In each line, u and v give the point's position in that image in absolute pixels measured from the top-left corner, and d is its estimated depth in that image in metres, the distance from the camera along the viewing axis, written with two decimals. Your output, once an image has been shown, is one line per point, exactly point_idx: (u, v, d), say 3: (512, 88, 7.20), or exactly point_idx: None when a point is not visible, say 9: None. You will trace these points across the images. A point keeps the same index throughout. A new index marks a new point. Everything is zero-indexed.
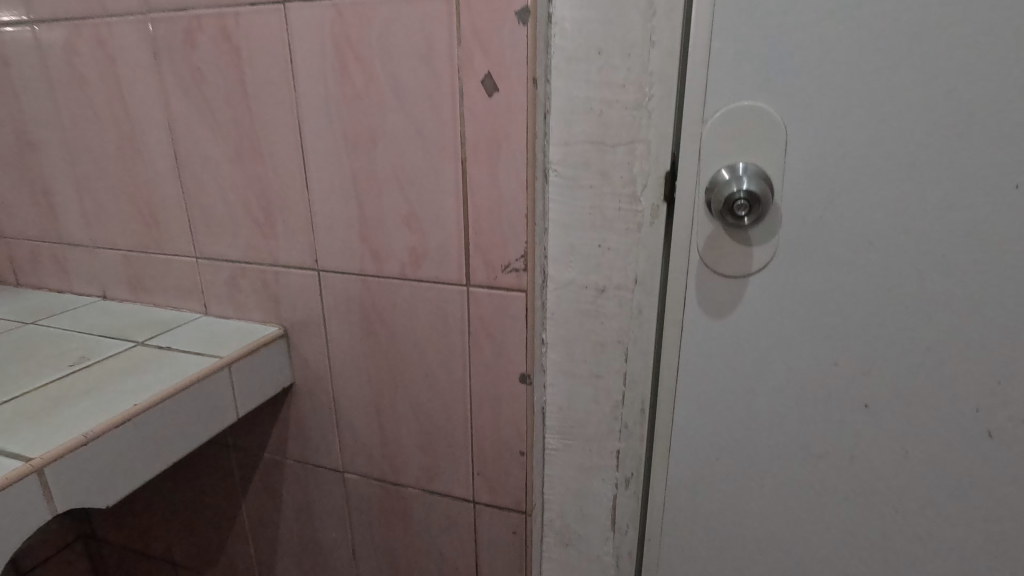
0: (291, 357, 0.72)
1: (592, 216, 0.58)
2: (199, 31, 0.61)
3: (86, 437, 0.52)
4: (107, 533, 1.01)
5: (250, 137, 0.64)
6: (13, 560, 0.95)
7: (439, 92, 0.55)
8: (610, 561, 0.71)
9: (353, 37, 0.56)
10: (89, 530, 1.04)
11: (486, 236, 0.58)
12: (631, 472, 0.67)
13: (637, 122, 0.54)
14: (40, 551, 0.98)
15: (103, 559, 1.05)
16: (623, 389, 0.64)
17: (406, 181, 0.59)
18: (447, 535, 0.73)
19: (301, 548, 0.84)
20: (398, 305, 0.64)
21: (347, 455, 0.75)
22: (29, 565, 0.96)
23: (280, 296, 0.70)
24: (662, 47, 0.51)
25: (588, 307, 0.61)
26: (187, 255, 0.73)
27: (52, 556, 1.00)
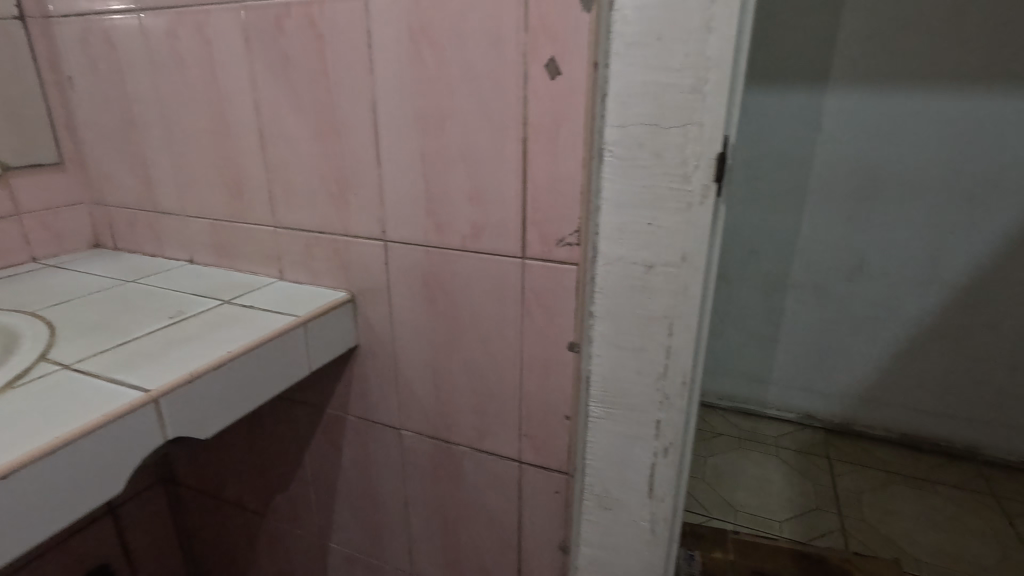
0: (356, 321, 0.78)
1: (644, 195, 0.62)
2: (287, 18, 0.67)
3: (190, 375, 0.56)
4: (188, 488, 1.08)
5: (328, 116, 0.69)
6: (111, 508, 1.02)
7: (507, 76, 0.58)
8: (646, 524, 0.76)
9: (428, 24, 0.60)
10: (173, 486, 1.10)
11: (542, 213, 0.62)
12: (670, 441, 0.71)
13: (692, 106, 0.57)
14: (133, 505, 1.06)
15: (185, 515, 1.12)
16: (666, 361, 0.68)
17: (472, 159, 0.63)
18: (494, 492, 0.79)
19: (358, 498, 0.91)
20: (458, 275, 0.69)
21: (404, 414, 0.81)
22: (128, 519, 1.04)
23: (349, 263, 0.76)
24: (719, 34, 0.55)
25: (637, 282, 0.66)
26: (266, 225, 0.80)
27: (142, 510, 1.07)
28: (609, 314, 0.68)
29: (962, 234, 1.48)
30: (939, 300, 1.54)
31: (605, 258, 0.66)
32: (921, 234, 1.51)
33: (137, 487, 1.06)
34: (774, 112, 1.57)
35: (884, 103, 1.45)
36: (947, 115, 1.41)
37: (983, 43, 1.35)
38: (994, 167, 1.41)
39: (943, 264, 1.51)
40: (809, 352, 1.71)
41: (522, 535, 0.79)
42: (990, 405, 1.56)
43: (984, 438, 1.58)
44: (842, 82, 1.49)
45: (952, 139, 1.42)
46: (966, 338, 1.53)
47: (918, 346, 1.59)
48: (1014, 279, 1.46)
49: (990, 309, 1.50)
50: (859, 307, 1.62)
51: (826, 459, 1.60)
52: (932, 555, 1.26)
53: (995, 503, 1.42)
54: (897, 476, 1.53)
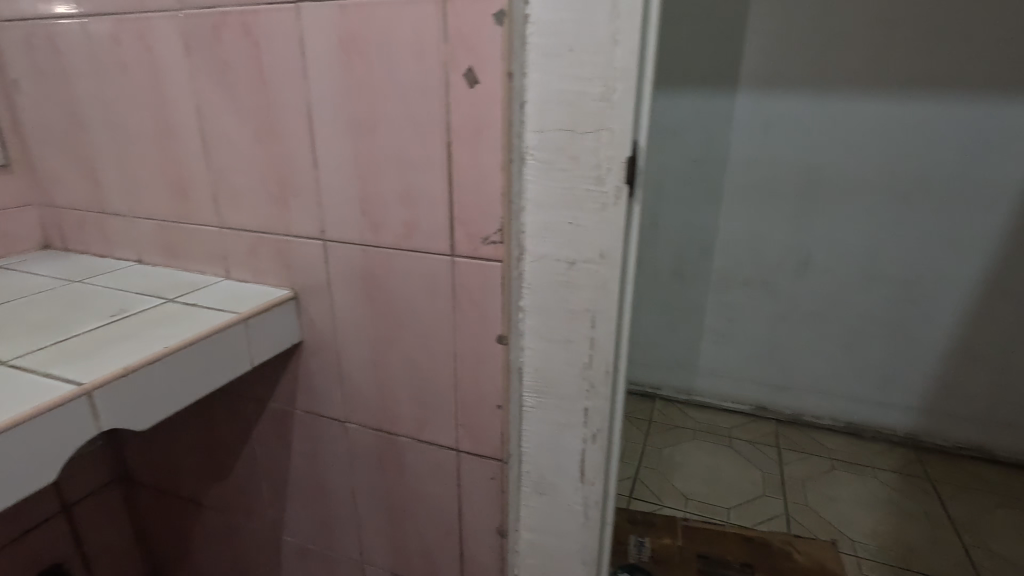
0: (300, 318, 0.81)
1: (564, 196, 0.66)
2: (225, 27, 0.70)
3: (126, 369, 0.59)
4: (143, 487, 1.10)
5: (267, 120, 0.72)
6: (66, 509, 1.03)
7: (429, 84, 0.62)
8: (579, 507, 0.80)
9: (356, 34, 0.63)
10: (129, 485, 1.11)
11: (468, 213, 0.66)
12: (598, 428, 0.75)
13: (603, 113, 0.62)
14: (89, 505, 1.06)
15: (142, 514, 1.13)
16: (591, 352, 0.72)
17: (401, 162, 0.67)
18: (436, 481, 0.82)
19: (308, 491, 0.93)
20: (393, 273, 0.72)
21: (349, 408, 0.84)
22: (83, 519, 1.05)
23: (292, 262, 0.79)
24: (624, 47, 0.59)
25: (561, 278, 0.70)
26: (211, 225, 0.82)
27: (98, 509, 1.08)
28: (537, 309, 0.72)
29: (899, 231, 1.55)
30: (879, 295, 1.61)
31: (531, 255, 0.70)
32: (862, 232, 1.58)
33: (91, 487, 1.07)
34: (722, 115, 1.63)
35: (824, 108, 1.53)
36: (882, 118, 1.49)
37: (912, 51, 1.43)
38: (926, 168, 1.49)
39: (882, 260, 1.59)
40: (760, 346, 1.78)
41: (463, 522, 0.83)
42: (926, 394, 1.64)
43: (922, 425, 1.67)
44: (786, 86, 1.55)
45: (887, 141, 1.50)
46: (904, 330, 1.62)
47: (860, 339, 1.66)
48: (946, 274, 1.54)
49: (926, 303, 1.58)
50: (806, 302, 1.69)
51: (776, 448, 1.67)
52: (866, 537, 1.35)
53: (928, 486, 1.51)
54: (841, 463, 1.61)
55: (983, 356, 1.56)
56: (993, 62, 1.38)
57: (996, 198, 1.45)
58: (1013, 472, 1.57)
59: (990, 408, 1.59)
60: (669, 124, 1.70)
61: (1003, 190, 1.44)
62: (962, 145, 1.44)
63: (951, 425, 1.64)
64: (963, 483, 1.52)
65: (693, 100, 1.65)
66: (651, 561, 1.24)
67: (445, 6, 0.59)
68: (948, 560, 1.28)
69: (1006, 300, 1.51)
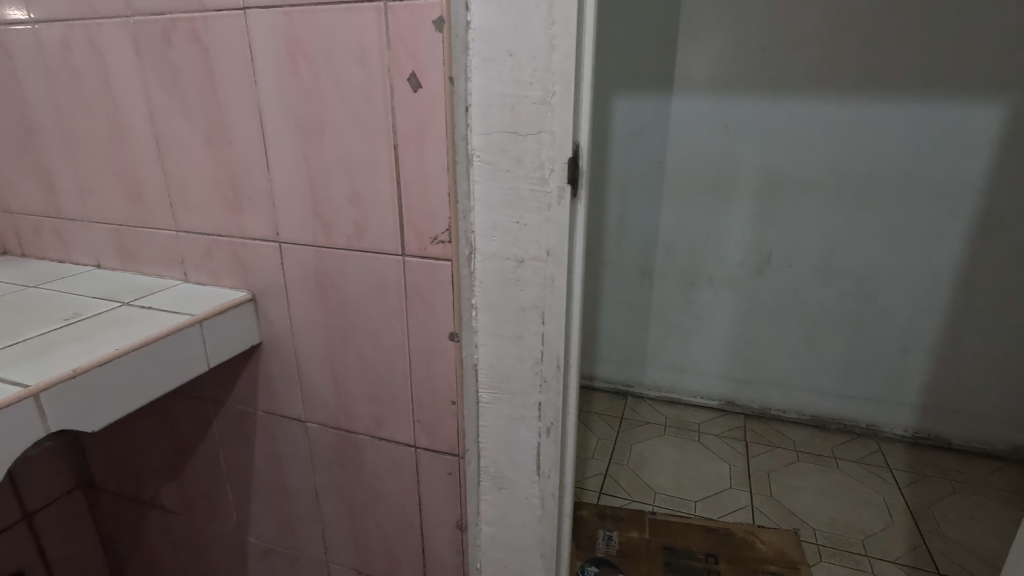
0: (257, 319, 0.82)
1: (510, 196, 0.68)
2: (174, 32, 0.71)
3: (73, 371, 0.60)
4: (110, 493, 1.09)
5: (219, 124, 0.73)
6: (28, 517, 1.02)
7: (374, 88, 0.64)
8: (537, 500, 0.82)
9: (302, 40, 0.65)
10: (96, 491, 1.11)
11: (416, 213, 0.68)
12: (550, 421, 0.77)
13: (543, 116, 0.64)
14: (52, 513, 1.05)
15: (109, 521, 1.12)
16: (541, 347, 0.74)
17: (350, 164, 0.68)
18: (395, 477, 0.84)
19: (272, 491, 0.94)
20: (347, 272, 0.74)
21: (308, 407, 0.85)
22: (46, 527, 1.04)
23: (248, 264, 0.80)
24: (561, 51, 0.61)
25: (511, 276, 0.72)
26: (167, 229, 0.83)
27: (62, 517, 1.07)
28: (487, 306, 0.74)
29: (855, 228, 1.60)
30: (838, 290, 1.66)
31: (480, 254, 0.71)
32: (821, 229, 1.63)
33: (55, 494, 1.06)
34: (683, 116, 1.67)
35: (782, 108, 1.57)
36: (836, 119, 1.54)
37: (863, 54, 1.48)
38: (879, 166, 1.54)
39: (840, 256, 1.64)
40: (727, 342, 1.82)
41: (424, 517, 0.84)
42: (885, 385, 1.70)
43: (882, 416, 1.73)
44: (744, 88, 1.59)
45: (841, 141, 1.55)
46: (863, 324, 1.67)
47: (822, 333, 1.71)
48: (901, 268, 1.59)
49: (883, 297, 1.63)
50: (769, 298, 1.74)
51: (742, 441, 1.71)
52: (827, 524, 1.39)
53: (887, 475, 1.57)
54: (805, 455, 1.65)
55: (938, 348, 1.62)
56: (939, 63, 1.43)
57: (946, 194, 1.51)
58: (969, 459, 1.63)
59: (947, 398, 1.64)
60: (634, 127, 1.73)
61: (952, 187, 1.50)
62: (912, 144, 1.50)
63: (910, 415, 1.70)
64: (921, 472, 1.57)
65: (656, 103, 1.69)
66: (618, 554, 1.27)
67: (385, 14, 0.61)
68: (904, 544, 1.32)
69: (959, 293, 1.56)
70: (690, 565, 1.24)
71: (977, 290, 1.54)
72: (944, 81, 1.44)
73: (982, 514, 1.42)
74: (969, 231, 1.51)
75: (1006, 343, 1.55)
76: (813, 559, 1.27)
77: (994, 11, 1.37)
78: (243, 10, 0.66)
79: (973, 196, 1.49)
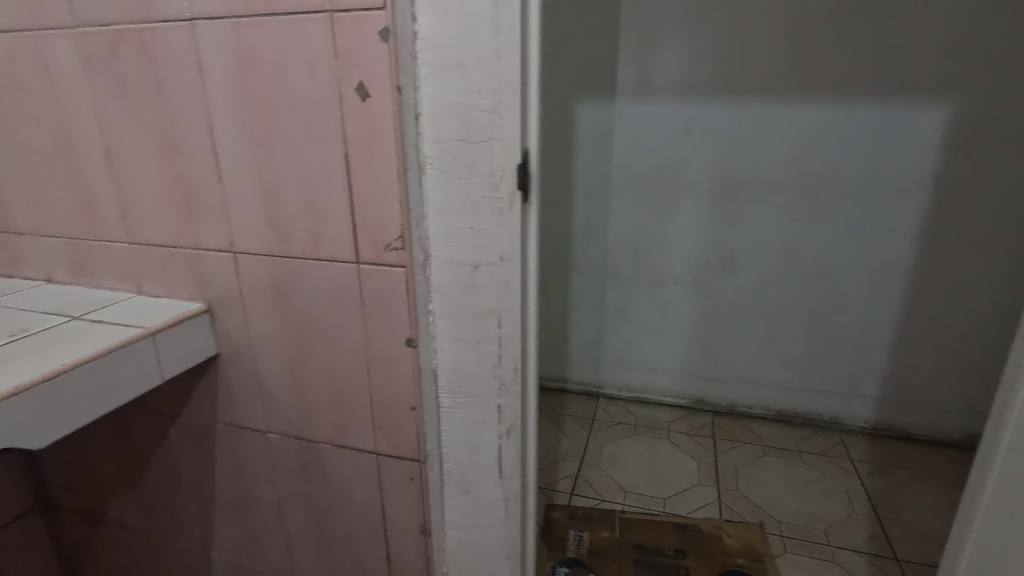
0: (214, 330, 0.81)
1: (462, 203, 0.69)
2: (122, 44, 0.70)
3: (17, 388, 0.59)
4: (68, 513, 1.06)
5: (170, 135, 0.73)
6: None
7: (324, 98, 0.64)
8: (501, 502, 0.83)
9: (250, 51, 0.65)
10: (53, 512, 1.08)
11: (369, 221, 0.68)
12: (511, 423, 0.78)
13: (493, 123, 0.65)
14: (8, 536, 1.02)
15: (68, 542, 1.10)
16: (499, 350, 0.75)
17: (303, 174, 0.69)
18: (357, 484, 0.84)
19: (235, 504, 0.93)
20: (303, 281, 0.74)
21: (269, 418, 0.84)
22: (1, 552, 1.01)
23: (203, 275, 0.79)
24: (507, 60, 0.62)
25: (467, 280, 0.72)
26: (121, 241, 0.82)
27: (18, 540, 1.04)
28: (445, 311, 0.74)
29: (812, 227, 1.65)
30: (799, 287, 1.71)
31: (436, 260, 0.72)
32: (781, 229, 1.68)
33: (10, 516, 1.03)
34: (645, 120, 1.70)
35: (739, 112, 1.62)
36: (791, 122, 1.59)
37: (815, 59, 1.53)
38: (833, 168, 1.59)
39: (800, 255, 1.69)
40: (695, 341, 1.85)
41: (387, 524, 0.85)
42: (846, 379, 1.75)
43: (844, 409, 1.78)
44: (704, 93, 1.63)
45: (797, 144, 1.60)
46: (823, 320, 1.72)
47: (784, 330, 1.76)
48: (858, 265, 1.65)
49: (841, 294, 1.68)
50: (734, 297, 1.78)
51: (711, 438, 1.75)
52: (792, 516, 1.42)
53: (849, 466, 1.61)
54: (771, 450, 1.69)
55: (895, 342, 1.67)
56: (887, 68, 1.49)
57: (896, 194, 1.57)
58: (926, 449, 1.69)
59: (904, 390, 1.70)
60: (599, 131, 1.76)
61: (902, 186, 1.56)
62: (863, 146, 1.56)
63: (870, 407, 1.75)
64: (881, 462, 1.63)
65: (619, 108, 1.72)
66: (589, 554, 1.28)
67: (333, 25, 0.61)
68: (865, 532, 1.36)
69: (912, 288, 1.62)
70: (660, 562, 1.26)
71: (929, 285, 1.61)
72: (891, 85, 1.49)
73: (938, 501, 1.47)
74: (920, 228, 1.57)
75: (957, 336, 1.62)
76: (778, 551, 1.31)
77: (937, 17, 1.42)
78: (190, 21, 0.66)
79: (922, 195, 1.55)
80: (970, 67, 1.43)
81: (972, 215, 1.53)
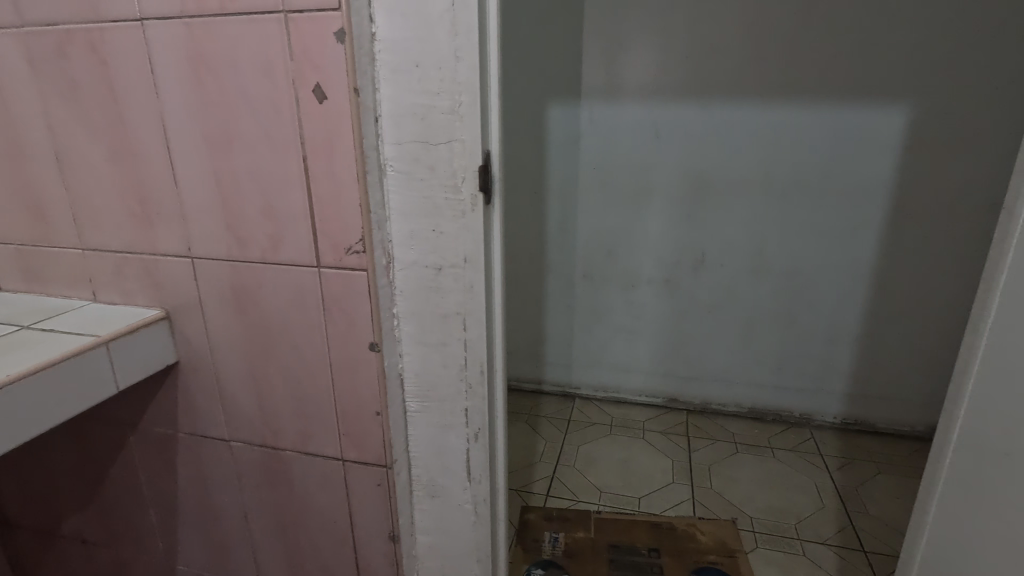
0: (173, 337, 0.79)
1: (424, 205, 0.68)
2: (70, 43, 0.68)
3: None
4: (25, 529, 1.03)
5: (123, 138, 0.71)
6: None
7: (281, 101, 0.64)
8: (470, 506, 0.82)
9: (203, 51, 0.64)
10: (9, 529, 1.04)
11: (330, 224, 0.67)
12: (478, 427, 0.78)
13: (453, 125, 0.64)
14: None
15: (25, 560, 1.06)
16: (465, 353, 0.74)
17: (260, 177, 0.68)
18: (323, 492, 0.82)
19: (199, 515, 0.91)
20: (263, 286, 0.73)
21: (231, 426, 0.83)
22: None
23: (161, 281, 0.77)
24: (465, 62, 0.62)
25: (431, 283, 0.71)
26: (74, 247, 0.79)
27: None
28: (410, 315, 0.73)
29: (780, 226, 1.68)
30: (768, 287, 1.74)
31: (400, 263, 0.71)
32: (750, 229, 1.71)
33: None
34: (616, 122, 1.72)
35: (707, 114, 1.64)
36: (758, 124, 1.62)
37: (779, 62, 1.57)
38: (799, 168, 1.62)
39: (769, 254, 1.71)
40: (668, 340, 1.87)
41: (355, 530, 0.83)
42: (815, 376, 1.79)
43: (814, 405, 1.81)
44: (673, 95, 1.65)
45: (764, 145, 1.63)
46: (792, 318, 1.75)
47: (755, 328, 1.79)
48: (824, 264, 1.68)
49: (809, 292, 1.72)
50: (705, 297, 1.80)
51: (685, 436, 1.76)
52: (764, 511, 1.44)
53: (819, 461, 1.64)
54: (744, 446, 1.71)
55: (861, 338, 1.71)
56: (848, 71, 1.53)
57: (860, 194, 1.60)
58: (892, 442, 1.73)
59: (870, 385, 1.74)
60: (570, 133, 1.77)
61: (864, 186, 1.59)
62: (827, 147, 1.59)
63: (839, 402, 1.79)
64: (849, 456, 1.66)
65: (590, 110, 1.73)
66: (564, 555, 1.28)
67: (287, 25, 0.60)
68: (834, 526, 1.39)
69: (876, 286, 1.66)
70: (634, 561, 1.26)
71: (892, 282, 1.65)
72: (853, 87, 1.53)
73: (904, 493, 1.51)
74: (883, 226, 1.61)
75: (919, 331, 1.66)
76: (750, 547, 1.32)
77: (895, 22, 1.46)
78: (141, 20, 0.65)
79: (883, 194, 1.59)
80: (927, 69, 1.47)
81: (931, 213, 1.57)
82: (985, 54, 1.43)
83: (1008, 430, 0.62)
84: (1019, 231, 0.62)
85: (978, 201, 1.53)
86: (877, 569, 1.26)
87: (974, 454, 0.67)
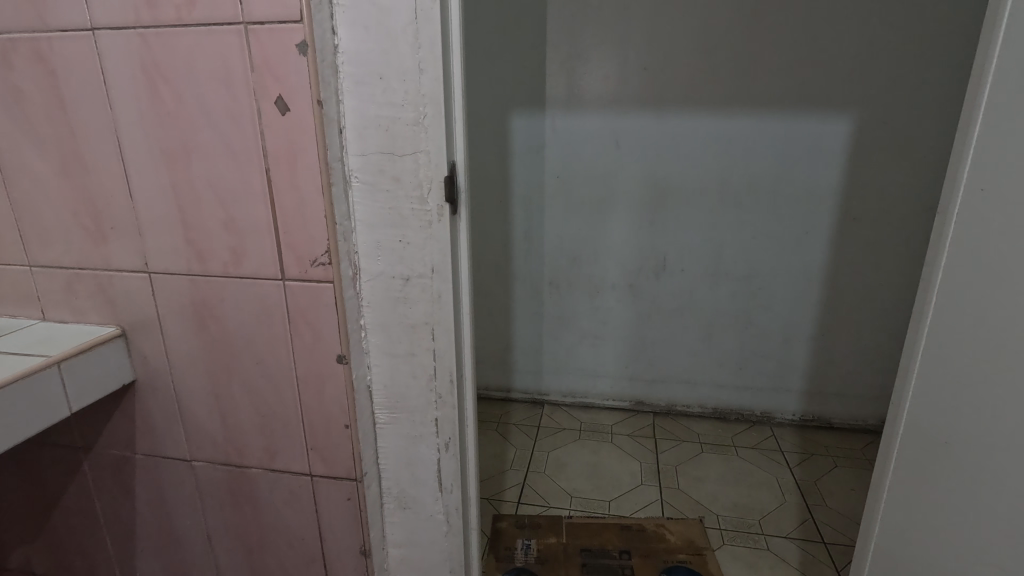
0: (130, 355, 0.77)
1: (390, 215, 0.68)
2: (14, 53, 0.66)
3: None
4: None
5: (73, 151, 0.69)
6: None
7: (241, 113, 0.63)
8: (442, 516, 0.81)
9: (159, 61, 0.63)
10: None
11: (294, 236, 0.67)
12: (449, 436, 0.77)
13: (418, 137, 0.65)
14: None
15: None
16: (434, 364, 0.74)
17: (221, 190, 0.66)
18: (291, 509, 0.81)
19: (159, 540, 0.87)
20: (225, 300, 0.71)
21: (193, 445, 0.80)
22: None
23: (116, 297, 0.75)
24: (429, 74, 0.62)
25: (398, 293, 0.71)
26: (20, 264, 0.76)
27: None
28: (377, 326, 0.73)
29: (736, 231, 1.74)
30: (727, 290, 1.80)
31: (367, 274, 0.71)
32: (708, 234, 1.76)
33: None
34: (577, 130, 1.75)
35: (664, 123, 1.69)
36: (712, 132, 1.67)
37: (731, 73, 1.63)
38: (752, 175, 1.69)
39: (726, 258, 1.77)
40: (633, 344, 1.91)
41: (325, 547, 0.82)
42: (773, 375, 1.85)
43: (773, 403, 1.88)
44: (631, 105, 1.70)
45: (718, 152, 1.69)
46: (750, 319, 1.81)
47: (716, 330, 1.84)
48: (779, 267, 1.75)
49: (765, 294, 1.78)
50: (668, 301, 1.84)
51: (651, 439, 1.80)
52: (729, 509, 1.48)
53: (779, 457, 1.70)
54: (708, 446, 1.76)
55: (815, 337, 1.78)
56: (796, 82, 1.60)
57: (809, 199, 1.68)
58: (846, 437, 1.81)
59: (825, 382, 1.82)
60: (532, 142, 1.79)
61: (814, 192, 1.67)
62: (777, 154, 1.66)
63: (796, 400, 1.86)
64: (808, 452, 1.73)
65: (551, 119, 1.76)
66: (536, 562, 1.28)
67: (248, 37, 0.60)
68: (795, 519, 1.44)
69: (828, 287, 1.74)
70: (606, 564, 1.28)
71: (842, 283, 1.73)
72: (800, 97, 1.60)
73: (858, 484, 1.57)
74: (832, 230, 1.69)
75: (868, 330, 1.75)
76: (717, 544, 1.35)
77: (837, 35, 1.55)
78: (92, 30, 0.63)
79: (831, 199, 1.66)
80: (867, 81, 1.56)
81: (876, 217, 1.66)
82: (918, 66, 1.53)
83: (949, 419, 0.66)
84: (951, 233, 0.66)
85: (916, 205, 1.63)
86: (838, 559, 1.31)
87: (918, 445, 0.71)
